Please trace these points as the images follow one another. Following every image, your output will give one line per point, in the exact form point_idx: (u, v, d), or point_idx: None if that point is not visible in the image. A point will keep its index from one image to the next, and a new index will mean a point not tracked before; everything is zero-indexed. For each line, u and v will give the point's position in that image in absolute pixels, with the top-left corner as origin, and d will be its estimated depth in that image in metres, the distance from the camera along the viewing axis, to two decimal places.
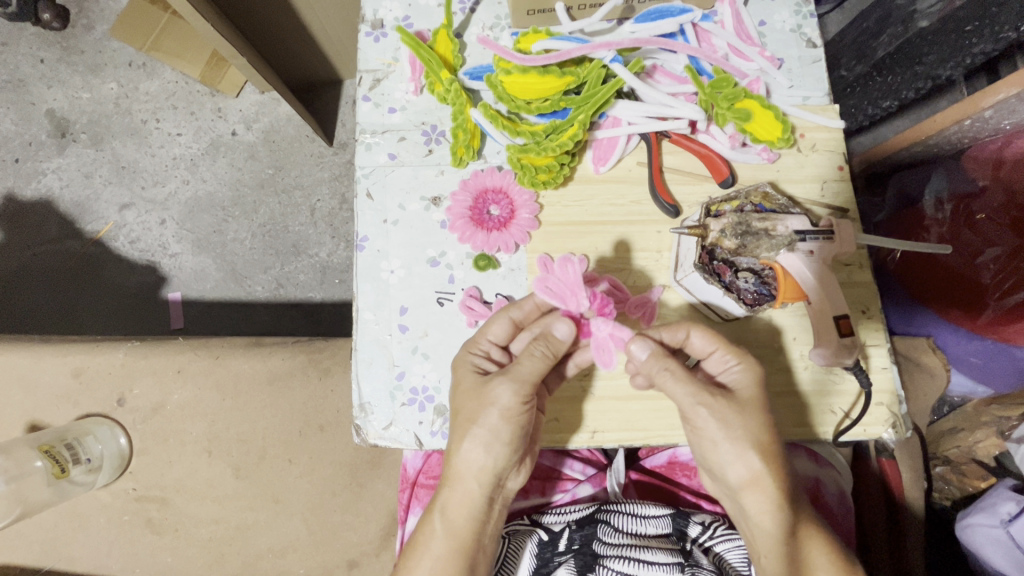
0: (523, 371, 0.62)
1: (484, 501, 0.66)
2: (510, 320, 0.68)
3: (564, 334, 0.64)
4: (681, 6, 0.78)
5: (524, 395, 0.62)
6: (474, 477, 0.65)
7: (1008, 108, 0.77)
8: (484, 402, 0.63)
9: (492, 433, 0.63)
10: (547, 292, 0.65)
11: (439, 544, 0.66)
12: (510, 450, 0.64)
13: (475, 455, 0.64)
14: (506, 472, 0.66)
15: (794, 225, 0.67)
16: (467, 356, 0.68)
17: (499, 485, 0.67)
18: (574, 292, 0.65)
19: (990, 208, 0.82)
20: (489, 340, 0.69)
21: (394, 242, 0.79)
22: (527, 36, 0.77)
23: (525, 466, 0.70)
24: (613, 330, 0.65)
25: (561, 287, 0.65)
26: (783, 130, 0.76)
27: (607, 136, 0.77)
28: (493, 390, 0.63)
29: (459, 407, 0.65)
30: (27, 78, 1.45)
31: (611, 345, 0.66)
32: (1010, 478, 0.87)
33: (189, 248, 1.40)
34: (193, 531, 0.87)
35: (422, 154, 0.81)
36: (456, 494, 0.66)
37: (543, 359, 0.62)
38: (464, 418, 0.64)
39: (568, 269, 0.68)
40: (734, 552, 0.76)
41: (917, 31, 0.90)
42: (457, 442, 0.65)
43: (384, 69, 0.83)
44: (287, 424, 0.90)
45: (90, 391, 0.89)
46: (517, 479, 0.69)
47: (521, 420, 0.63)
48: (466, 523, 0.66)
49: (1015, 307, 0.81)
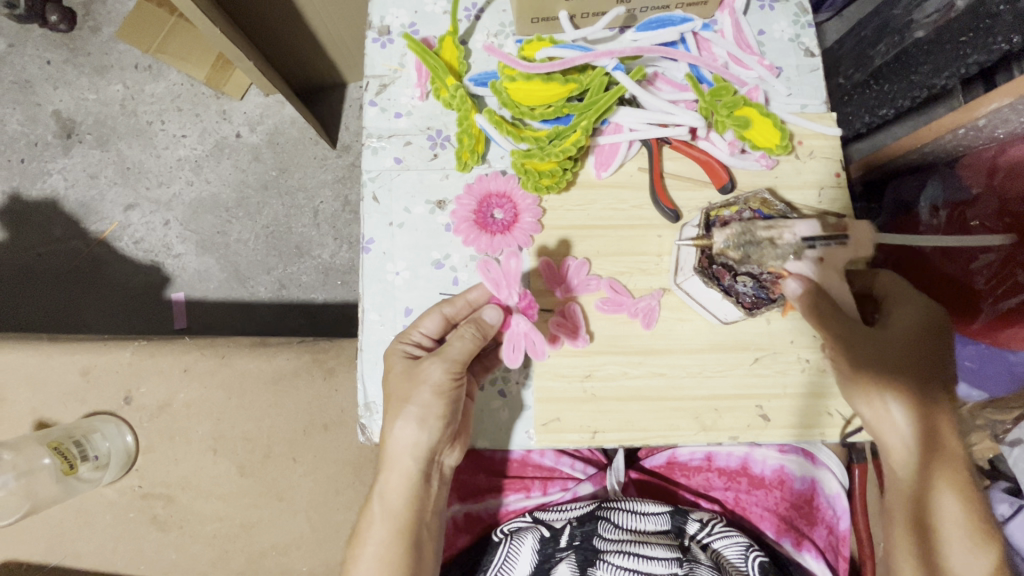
0: (453, 350, 0.66)
1: (420, 478, 0.68)
2: (442, 315, 0.70)
3: (492, 318, 0.67)
4: (681, 16, 0.81)
5: (454, 372, 0.66)
6: (409, 455, 0.67)
7: (1000, 117, 0.78)
8: (416, 381, 0.66)
9: (424, 409, 0.66)
10: (487, 275, 0.70)
11: (379, 528, 0.68)
12: (444, 424, 0.67)
13: (408, 432, 0.67)
14: (440, 447, 0.69)
15: (802, 230, 0.69)
16: (398, 345, 0.71)
17: (434, 462, 0.70)
18: (509, 284, 0.69)
19: (985, 214, 0.84)
20: (422, 333, 0.71)
21: (399, 245, 0.80)
22: (531, 44, 0.79)
23: (460, 443, 0.73)
24: (529, 329, 0.69)
25: (500, 274, 0.70)
26: (782, 137, 0.78)
27: (609, 142, 0.79)
28: (423, 369, 0.66)
29: (393, 389, 0.68)
30: (34, 78, 1.47)
31: (521, 344, 0.69)
32: (1001, 482, 0.90)
33: (193, 248, 1.41)
34: (198, 528, 0.88)
35: (427, 158, 0.82)
36: (393, 475, 0.68)
37: (473, 339, 0.66)
38: (397, 398, 0.67)
39: (514, 258, 0.69)
40: (731, 548, 0.77)
41: (913, 41, 0.93)
42: (391, 422, 0.67)
43: (390, 75, 0.85)
44: (292, 423, 0.91)
45: (98, 389, 0.90)
46: (452, 456, 0.72)
47: (452, 394, 0.67)
48: (403, 502, 0.68)
49: (1009, 311, 0.83)
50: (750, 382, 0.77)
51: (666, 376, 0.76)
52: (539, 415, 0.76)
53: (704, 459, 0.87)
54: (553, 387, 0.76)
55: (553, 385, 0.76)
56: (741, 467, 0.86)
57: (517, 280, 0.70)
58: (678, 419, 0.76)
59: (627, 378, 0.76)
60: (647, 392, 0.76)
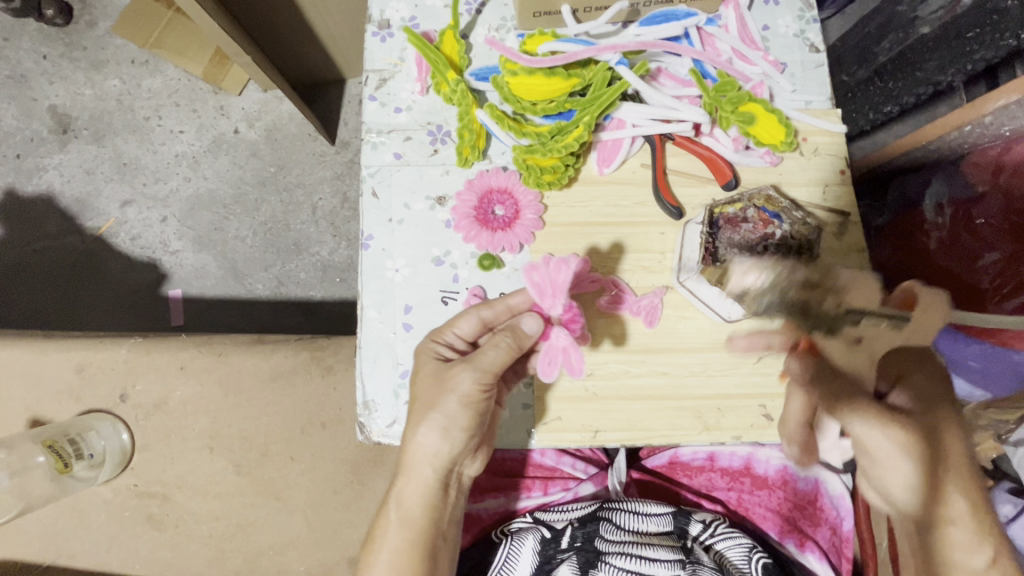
0: (485, 360, 0.63)
1: (438, 487, 0.67)
2: (479, 318, 0.67)
3: (531, 328, 0.64)
4: (685, 9, 0.79)
5: (484, 383, 0.63)
6: (428, 463, 0.66)
7: (1008, 114, 0.78)
8: (444, 388, 0.63)
9: (449, 420, 0.64)
10: (532, 283, 0.63)
11: (394, 535, 0.67)
12: (466, 436, 0.65)
13: (430, 441, 0.65)
14: (460, 457, 0.67)
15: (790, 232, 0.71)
16: (430, 344, 0.67)
17: (454, 471, 0.68)
18: (555, 293, 0.63)
19: (990, 214, 0.83)
20: (456, 333, 0.68)
21: (398, 241, 0.79)
22: (532, 38, 0.78)
23: (482, 453, 0.71)
24: (568, 345, 0.64)
25: (547, 283, 0.63)
26: (786, 134, 0.77)
27: (612, 138, 0.78)
28: (454, 377, 0.63)
29: (419, 394, 0.65)
30: (29, 73, 1.45)
31: (558, 359, 0.65)
32: (1005, 482, 0.89)
33: (189, 245, 1.40)
34: (193, 528, 0.87)
35: (428, 153, 0.81)
36: (411, 483, 0.67)
37: (508, 350, 0.63)
38: (422, 404, 0.65)
39: (563, 269, 0.63)
40: (734, 550, 0.76)
41: (918, 37, 0.92)
42: (413, 429, 0.65)
43: (391, 69, 0.84)
44: (289, 421, 0.90)
45: (93, 387, 0.89)
46: (473, 467, 0.70)
47: (479, 407, 0.65)
48: (420, 510, 0.67)
49: (1015, 311, 0.81)
50: (753, 382, 0.76)
51: (668, 374, 0.76)
52: (541, 414, 0.75)
53: (707, 459, 0.86)
54: (553, 385, 0.75)
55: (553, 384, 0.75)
56: (744, 467, 0.85)
57: (565, 291, 0.63)
58: (681, 418, 0.75)
59: (629, 377, 0.75)
60: (650, 391, 0.75)
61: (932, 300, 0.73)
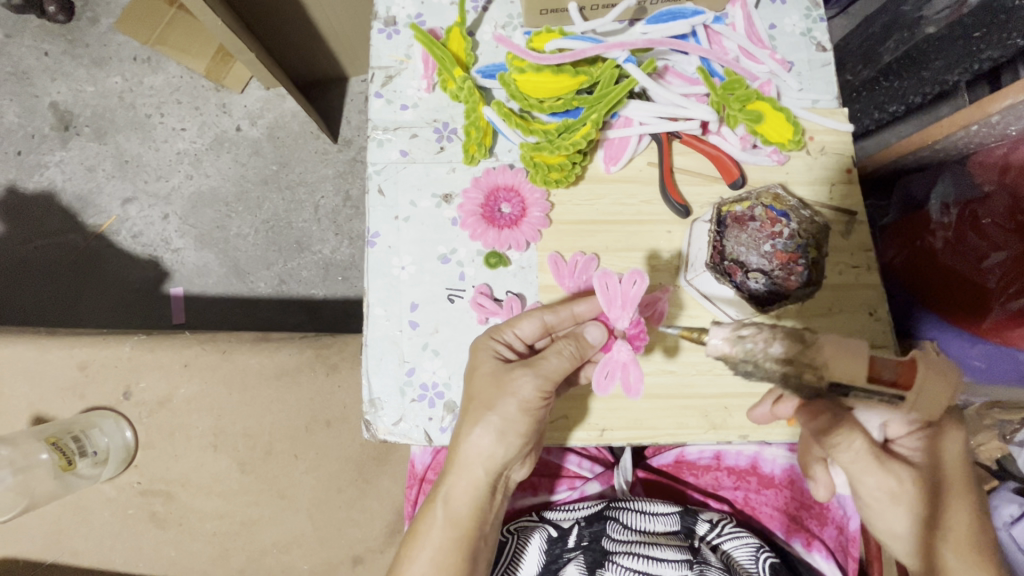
0: (548, 366, 0.62)
1: (487, 489, 0.66)
2: (542, 321, 0.67)
3: (594, 337, 0.64)
4: (692, 9, 0.79)
5: (545, 390, 0.62)
6: (481, 464, 0.64)
7: (1015, 114, 0.76)
8: (504, 391, 0.62)
9: (506, 423, 0.62)
10: (602, 291, 0.64)
11: (438, 534, 0.65)
12: (522, 442, 0.64)
13: (484, 443, 0.63)
14: (512, 462, 0.66)
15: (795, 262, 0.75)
16: (489, 341, 0.67)
17: (503, 475, 0.67)
18: (624, 307, 0.64)
19: (996, 213, 0.83)
20: (515, 333, 0.67)
21: (404, 239, 0.79)
22: (540, 36, 0.77)
23: (529, 459, 0.70)
24: (628, 361, 0.67)
25: (618, 295, 0.64)
26: (793, 133, 0.78)
27: (619, 135, 0.77)
28: (514, 380, 0.62)
29: (475, 392, 0.64)
30: (31, 70, 1.45)
31: (616, 373, 0.67)
32: (1010, 482, 0.85)
33: (191, 243, 1.39)
34: (197, 526, 0.87)
35: (434, 151, 0.81)
36: (461, 481, 0.65)
37: (571, 359, 0.62)
38: (479, 403, 0.63)
39: (635, 283, 0.64)
40: (741, 550, 0.76)
41: (923, 37, 0.91)
42: (468, 427, 0.63)
43: (397, 66, 0.84)
44: (293, 419, 0.90)
45: (97, 384, 0.89)
46: (520, 472, 0.69)
47: (537, 413, 0.63)
48: (467, 511, 0.65)
49: (1020, 312, 0.82)
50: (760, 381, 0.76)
51: (675, 373, 0.75)
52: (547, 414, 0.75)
53: (713, 458, 0.86)
54: None
55: None
56: (750, 466, 0.85)
57: (634, 305, 0.64)
58: (687, 417, 0.75)
59: None
60: (657, 390, 0.75)
61: (938, 367, 0.56)
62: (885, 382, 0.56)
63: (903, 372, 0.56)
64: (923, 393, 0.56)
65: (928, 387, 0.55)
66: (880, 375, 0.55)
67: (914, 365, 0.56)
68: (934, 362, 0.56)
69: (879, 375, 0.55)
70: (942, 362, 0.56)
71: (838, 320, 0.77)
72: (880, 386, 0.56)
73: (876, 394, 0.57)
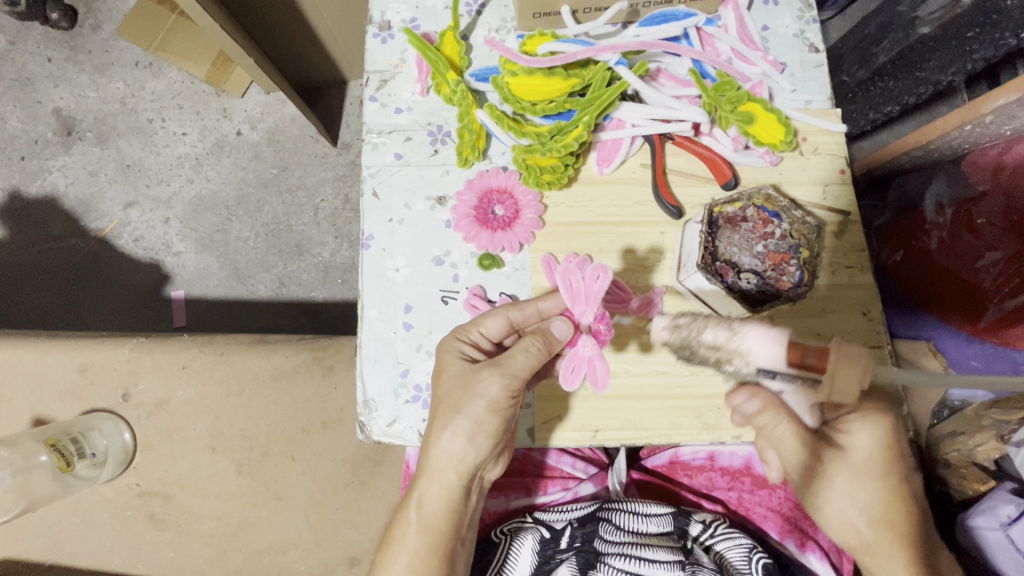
0: (515, 365, 0.62)
1: (461, 491, 0.66)
2: (507, 318, 0.67)
3: (560, 332, 0.64)
4: (685, 10, 0.79)
5: (512, 389, 0.62)
6: (453, 468, 0.65)
7: (1007, 114, 0.76)
8: (471, 392, 0.62)
9: (477, 424, 0.63)
10: (567, 287, 0.66)
11: (414, 539, 0.66)
12: (494, 442, 0.64)
13: (455, 445, 0.64)
14: (484, 462, 0.66)
15: (795, 271, 0.74)
16: (455, 342, 0.67)
17: (477, 475, 0.67)
18: (587, 302, 0.65)
19: (991, 213, 0.82)
20: (481, 332, 0.68)
21: (398, 241, 0.80)
22: (532, 39, 0.77)
23: (504, 457, 0.70)
24: (593, 356, 0.68)
25: (580, 289, 0.65)
26: (785, 133, 0.77)
27: (611, 138, 0.78)
28: (481, 381, 0.62)
29: (443, 394, 0.64)
30: (34, 76, 1.46)
31: (582, 368, 0.68)
32: (1009, 482, 0.83)
33: (192, 246, 1.40)
34: (195, 527, 0.88)
35: (428, 154, 0.82)
36: (434, 487, 0.65)
37: (538, 355, 0.62)
38: (447, 407, 0.64)
39: (599, 278, 0.64)
40: (735, 550, 0.76)
41: (919, 38, 0.91)
42: (438, 431, 0.64)
43: (391, 70, 0.84)
44: (290, 421, 0.90)
45: (96, 388, 0.90)
46: (495, 471, 0.69)
47: (506, 411, 0.63)
48: (443, 515, 0.66)
49: (1015, 311, 0.82)
50: None
51: (668, 374, 0.76)
52: (540, 414, 0.75)
53: (707, 458, 0.85)
54: (552, 384, 0.76)
55: (554, 382, 0.76)
56: (744, 467, 0.85)
57: (598, 300, 0.65)
58: (680, 418, 0.76)
59: (629, 376, 0.76)
60: (651, 390, 0.76)
61: (851, 353, 0.54)
62: (797, 366, 0.55)
63: (820, 356, 0.55)
64: (838, 379, 0.54)
65: (840, 372, 0.54)
66: (792, 360, 0.55)
67: (827, 350, 0.55)
68: (850, 349, 0.54)
69: (799, 361, 0.55)
70: (857, 349, 0.54)
71: (830, 319, 0.77)
72: (792, 369, 0.56)
73: (798, 377, 0.57)
